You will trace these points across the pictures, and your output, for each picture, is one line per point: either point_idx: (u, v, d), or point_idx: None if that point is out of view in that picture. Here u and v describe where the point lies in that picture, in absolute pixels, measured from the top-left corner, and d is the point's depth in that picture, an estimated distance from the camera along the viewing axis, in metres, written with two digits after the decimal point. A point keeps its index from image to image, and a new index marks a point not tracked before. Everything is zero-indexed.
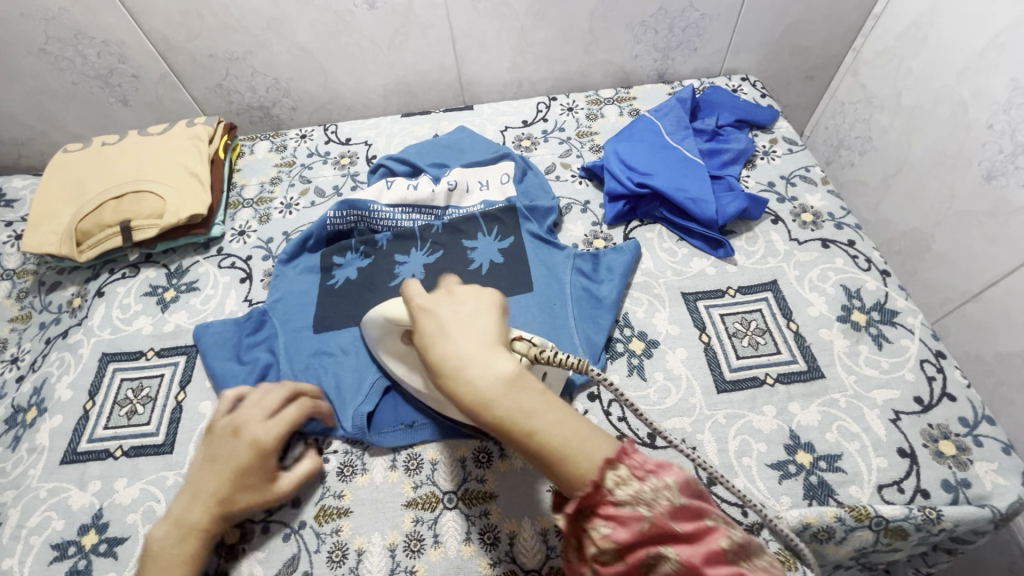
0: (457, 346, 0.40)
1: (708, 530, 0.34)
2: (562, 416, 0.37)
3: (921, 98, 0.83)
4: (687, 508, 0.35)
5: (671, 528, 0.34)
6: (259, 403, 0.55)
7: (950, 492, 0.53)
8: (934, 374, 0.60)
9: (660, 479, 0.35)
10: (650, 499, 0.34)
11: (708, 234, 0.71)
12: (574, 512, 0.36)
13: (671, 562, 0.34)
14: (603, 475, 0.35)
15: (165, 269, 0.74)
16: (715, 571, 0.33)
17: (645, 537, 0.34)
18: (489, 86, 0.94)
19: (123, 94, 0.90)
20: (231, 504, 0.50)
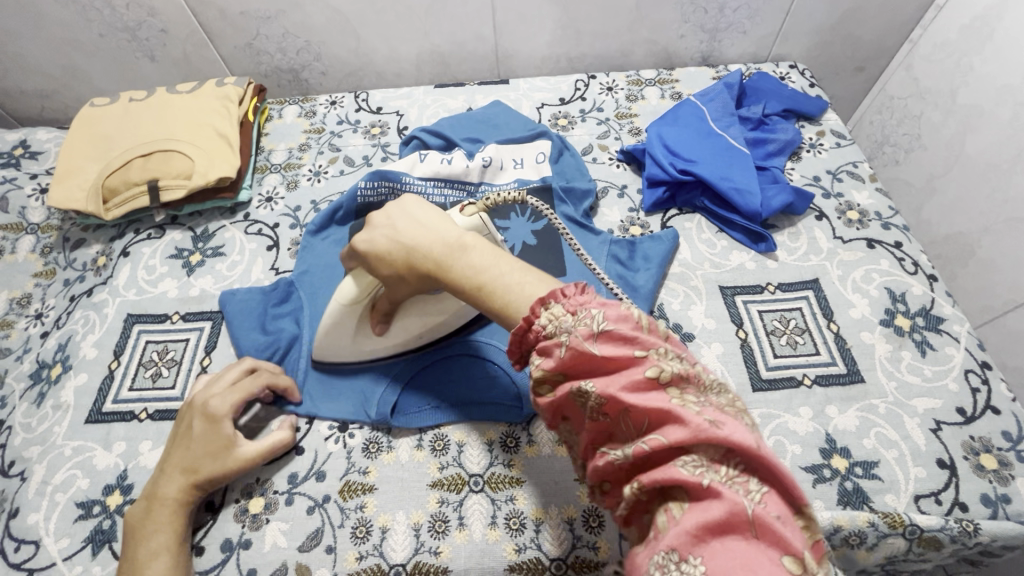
0: (411, 236, 0.46)
1: (634, 360, 0.33)
2: (490, 254, 0.44)
3: (981, 97, 0.79)
4: (611, 334, 0.34)
5: (588, 351, 0.34)
6: (214, 380, 0.57)
7: (989, 507, 0.51)
8: (979, 385, 0.58)
9: (585, 309, 0.36)
10: (569, 328, 0.35)
11: (750, 227, 0.69)
12: (519, 345, 0.40)
13: (593, 392, 0.34)
14: (536, 316, 0.37)
15: (191, 232, 0.73)
16: (635, 394, 0.32)
17: (569, 364, 0.35)
18: (526, 60, 0.91)
19: (150, 50, 0.88)
20: (194, 473, 0.51)
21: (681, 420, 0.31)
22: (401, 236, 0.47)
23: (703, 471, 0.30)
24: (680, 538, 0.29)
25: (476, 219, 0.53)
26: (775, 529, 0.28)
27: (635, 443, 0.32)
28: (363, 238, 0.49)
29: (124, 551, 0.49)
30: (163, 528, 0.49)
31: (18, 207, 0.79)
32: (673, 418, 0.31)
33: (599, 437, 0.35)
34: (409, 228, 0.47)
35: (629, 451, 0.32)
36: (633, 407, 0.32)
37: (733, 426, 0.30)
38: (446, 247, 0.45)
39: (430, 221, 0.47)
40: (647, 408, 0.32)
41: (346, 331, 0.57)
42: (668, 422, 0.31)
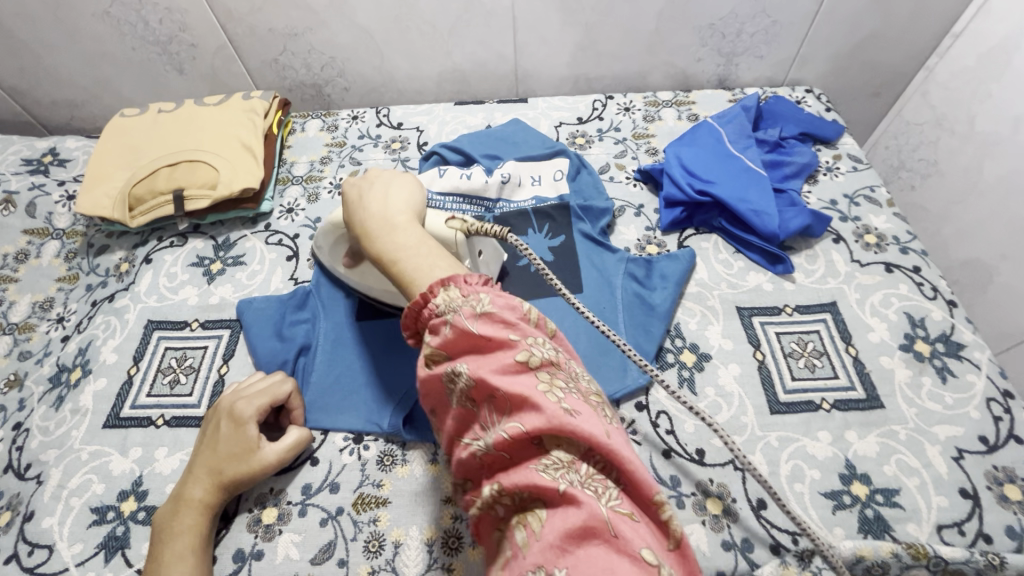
0: (369, 206, 0.49)
1: (506, 345, 0.35)
2: (418, 244, 0.44)
3: (998, 124, 0.79)
4: (493, 318, 0.36)
5: (471, 330, 0.35)
6: (243, 386, 0.58)
7: (1015, 540, 0.50)
8: (1002, 414, 0.57)
9: (476, 293, 0.38)
10: (458, 307, 0.37)
11: (767, 248, 0.69)
12: (412, 320, 0.40)
13: (464, 375, 0.35)
14: (433, 291, 0.39)
15: (213, 241, 0.74)
16: (506, 380, 0.34)
17: (455, 343, 0.36)
18: (544, 80, 0.93)
19: (180, 63, 0.90)
20: (219, 476, 0.52)
21: (541, 410, 0.32)
22: (368, 202, 0.49)
23: (563, 471, 0.32)
24: (544, 552, 0.30)
25: (454, 234, 0.52)
26: (615, 529, 0.30)
27: (495, 430, 0.33)
28: (354, 179, 0.52)
29: (149, 553, 0.50)
30: (188, 529, 0.50)
31: (45, 213, 0.81)
32: (533, 407, 0.32)
33: (463, 424, 0.36)
34: (375, 193, 0.50)
35: (490, 438, 0.33)
36: (497, 393, 0.33)
37: (585, 416, 0.32)
38: (383, 221, 0.47)
39: (391, 201, 0.49)
40: (510, 394, 0.33)
41: (326, 242, 0.60)
42: (528, 410, 0.33)
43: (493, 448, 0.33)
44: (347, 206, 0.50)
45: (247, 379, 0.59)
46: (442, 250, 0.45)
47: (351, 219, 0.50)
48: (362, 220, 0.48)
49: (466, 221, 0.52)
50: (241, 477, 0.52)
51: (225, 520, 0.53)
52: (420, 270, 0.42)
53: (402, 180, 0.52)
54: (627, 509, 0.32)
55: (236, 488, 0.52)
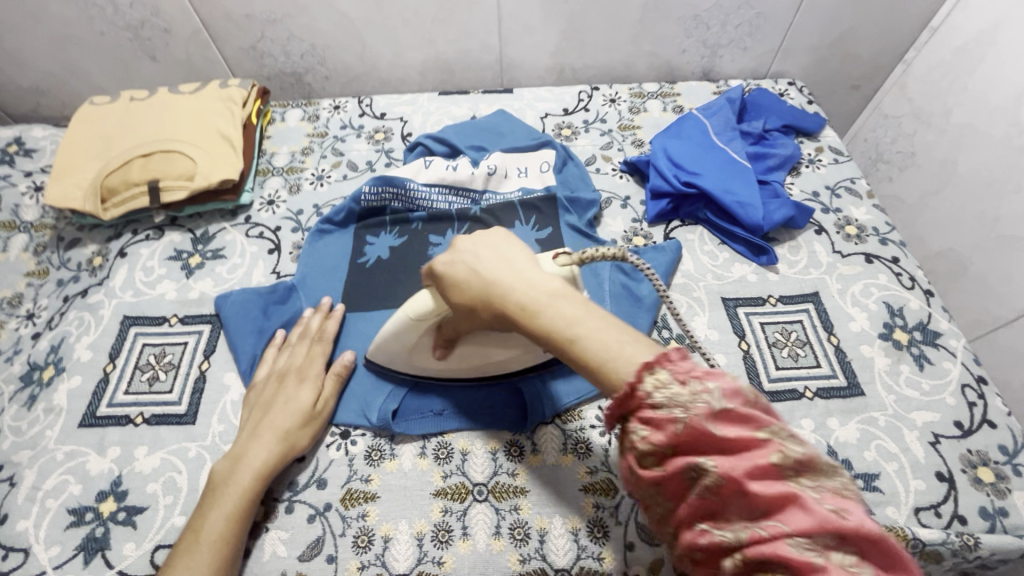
0: (491, 273, 0.43)
1: (760, 441, 0.32)
2: (603, 327, 0.38)
3: (972, 118, 0.81)
4: (730, 413, 0.33)
5: (709, 431, 0.32)
6: (291, 351, 0.60)
7: (987, 520, 0.52)
8: (975, 399, 0.59)
9: (696, 378, 0.34)
10: (687, 402, 0.33)
11: (751, 240, 0.70)
12: (614, 411, 0.37)
13: (712, 474, 0.32)
14: (637, 380, 0.35)
15: (191, 234, 0.72)
16: (760, 476, 0.31)
17: (682, 438, 0.33)
18: (529, 70, 0.92)
19: (152, 49, 0.87)
20: (287, 437, 0.53)
21: (806, 507, 0.30)
22: (480, 268, 0.43)
23: (813, 553, 0.29)
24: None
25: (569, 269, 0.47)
26: None
27: (748, 527, 0.31)
28: (442, 260, 0.46)
29: (192, 526, 0.49)
30: (229, 500, 0.49)
31: (11, 205, 0.77)
32: (798, 504, 0.30)
33: (704, 512, 0.33)
34: (483, 265, 0.44)
35: (742, 534, 0.31)
36: (756, 492, 0.31)
37: (858, 515, 0.30)
38: (525, 288, 0.41)
39: (503, 269, 0.43)
40: (770, 494, 0.31)
41: (403, 342, 0.54)
42: (789, 508, 0.30)
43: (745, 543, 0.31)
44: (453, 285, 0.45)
45: (289, 340, 0.61)
46: (612, 317, 0.40)
47: (479, 299, 0.43)
48: (509, 303, 0.41)
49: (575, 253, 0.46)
50: (286, 454, 0.53)
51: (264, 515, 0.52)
52: (616, 349, 0.37)
53: (497, 239, 0.46)
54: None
55: (279, 464, 0.52)
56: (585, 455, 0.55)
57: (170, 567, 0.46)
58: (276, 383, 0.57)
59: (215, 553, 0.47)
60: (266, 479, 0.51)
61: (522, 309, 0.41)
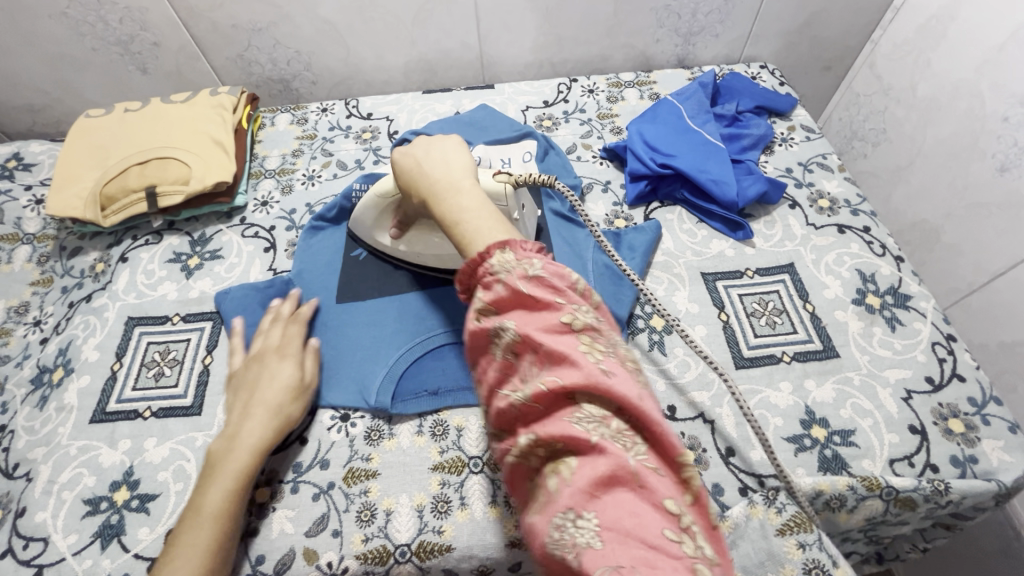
0: (428, 170, 0.48)
1: (555, 308, 0.36)
2: (488, 218, 0.42)
3: (937, 91, 0.83)
4: (541, 281, 0.37)
5: (521, 292, 0.36)
6: (266, 334, 0.62)
7: (958, 467, 0.55)
8: (945, 356, 0.62)
9: (529, 258, 0.38)
10: (511, 268, 0.37)
11: (728, 217, 0.72)
12: (466, 279, 0.40)
13: (510, 333, 0.35)
14: (486, 254, 0.39)
15: (188, 237, 0.75)
16: (551, 336, 0.34)
17: (505, 300, 0.36)
18: (510, 66, 0.95)
19: (143, 63, 0.90)
20: (279, 414, 0.55)
21: (579, 367, 0.33)
22: (422, 164, 0.49)
23: (594, 427, 0.32)
24: (577, 498, 0.31)
25: (501, 185, 0.57)
26: (649, 482, 0.32)
27: (534, 382, 0.34)
28: (401, 152, 0.52)
29: (189, 504, 0.50)
30: (227, 475, 0.51)
31: (13, 218, 0.80)
32: (571, 364, 0.33)
33: (500, 380, 0.35)
34: (421, 153, 0.50)
35: (528, 392, 0.33)
36: (543, 349, 0.34)
37: (624, 381, 0.33)
38: (447, 172, 0.48)
39: (436, 162, 0.49)
40: (557, 352, 0.34)
41: (368, 217, 0.65)
42: (566, 369, 0.34)
43: (529, 399, 0.33)
44: (399, 175, 0.51)
45: (261, 326, 0.63)
46: (495, 210, 0.44)
47: (411, 185, 0.50)
48: (424, 184, 0.48)
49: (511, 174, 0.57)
50: (282, 429, 0.55)
51: (268, 488, 0.55)
52: (479, 226, 0.41)
53: (447, 144, 0.51)
54: (655, 465, 0.33)
55: (274, 439, 0.54)
56: None
57: (173, 541, 0.48)
58: (257, 364, 0.59)
59: (217, 526, 0.49)
60: (262, 453, 0.53)
61: (427, 191, 0.47)
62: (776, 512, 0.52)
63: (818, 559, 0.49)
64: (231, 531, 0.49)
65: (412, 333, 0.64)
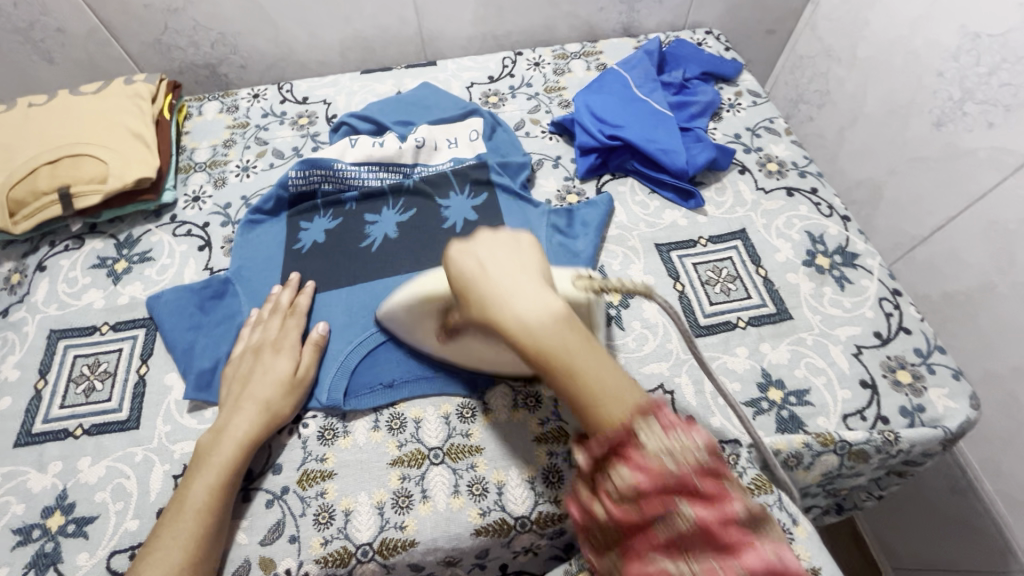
0: (496, 275, 0.42)
1: (701, 456, 0.36)
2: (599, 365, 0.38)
3: (875, 50, 0.84)
4: (684, 440, 0.37)
5: (679, 475, 0.35)
6: (265, 323, 0.60)
7: (907, 417, 0.56)
8: (892, 310, 0.63)
9: (677, 434, 0.36)
10: (666, 456, 0.35)
11: (679, 185, 0.72)
12: (592, 467, 0.37)
13: (656, 489, 0.35)
14: (630, 425, 0.36)
15: (114, 239, 0.70)
16: (705, 481, 0.36)
17: (633, 446, 0.35)
18: (451, 41, 0.91)
19: (47, 52, 0.82)
20: (270, 410, 0.53)
21: (723, 506, 0.35)
22: (493, 272, 0.42)
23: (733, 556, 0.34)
24: None
25: (581, 295, 0.47)
26: None
27: (678, 522, 0.35)
28: (458, 248, 0.44)
29: (173, 499, 0.49)
30: (211, 470, 0.50)
31: None
32: (718, 504, 0.35)
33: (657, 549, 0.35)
34: (482, 269, 0.42)
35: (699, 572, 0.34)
36: (697, 494, 0.35)
37: (752, 507, 0.37)
38: (527, 277, 0.41)
39: (507, 263, 0.42)
40: (704, 500, 0.35)
41: (411, 323, 0.56)
42: (713, 507, 0.35)
43: (674, 534, 0.35)
44: (462, 283, 0.43)
45: (259, 316, 0.61)
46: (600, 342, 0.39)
47: (468, 291, 0.42)
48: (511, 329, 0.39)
49: (594, 278, 0.46)
50: (271, 424, 0.53)
51: (251, 480, 0.53)
52: (606, 380, 0.37)
53: (511, 236, 0.45)
54: None
55: (262, 436, 0.53)
56: (535, 407, 0.57)
57: (156, 533, 0.47)
58: (254, 356, 0.57)
59: (196, 520, 0.47)
60: (250, 450, 0.52)
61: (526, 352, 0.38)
62: (738, 475, 0.53)
63: (777, 518, 0.51)
64: (215, 530, 0.48)
65: (363, 325, 0.62)
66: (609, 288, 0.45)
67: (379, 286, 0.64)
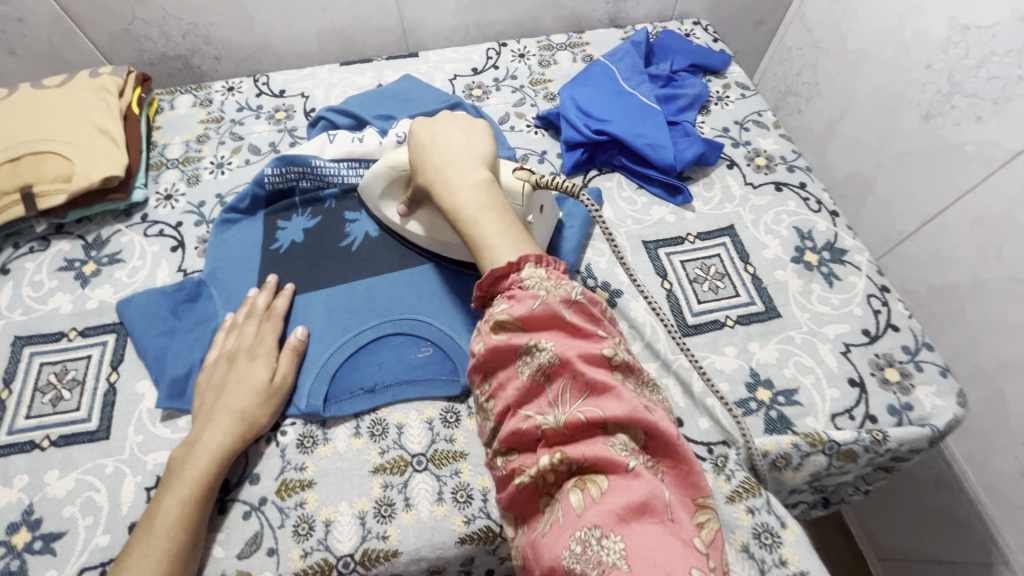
0: (438, 145, 0.54)
1: (594, 336, 0.41)
2: (498, 224, 0.47)
3: (864, 41, 0.83)
4: (580, 310, 0.41)
5: (561, 316, 0.41)
6: (240, 329, 0.58)
7: (895, 415, 0.56)
8: (880, 307, 0.62)
9: (562, 282, 0.43)
10: (546, 288, 0.42)
11: (667, 181, 0.70)
12: (484, 292, 0.45)
13: (547, 352, 0.39)
14: (519, 262, 0.44)
15: (81, 240, 0.67)
16: (595, 379, 0.38)
17: (536, 317, 0.41)
18: (434, 32, 0.88)
19: (8, 43, 0.78)
20: (244, 419, 0.52)
21: (619, 397, 0.38)
22: (438, 146, 0.53)
23: (627, 453, 0.36)
24: (605, 519, 0.34)
25: (520, 183, 0.53)
26: (676, 514, 0.35)
27: (568, 409, 0.38)
28: (420, 126, 0.56)
29: (144, 515, 0.48)
30: (184, 484, 0.48)
31: None
32: (611, 392, 0.38)
33: (524, 400, 0.40)
34: (433, 137, 0.55)
35: (561, 416, 0.38)
36: (579, 375, 0.38)
37: (661, 416, 0.38)
38: (465, 157, 0.52)
39: (450, 149, 0.53)
40: (591, 380, 0.38)
41: (379, 186, 0.61)
42: (604, 394, 0.38)
43: (561, 424, 0.38)
44: (417, 150, 0.55)
45: (234, 321, 0.59)
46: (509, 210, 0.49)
47: (417, 160, 0.54)
48: (433, 179, 0.52)
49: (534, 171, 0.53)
50: (247, 434, 0.52)
51: (229, 490, 0.52)
52: (495, 235, 0.46)
53: (468, 124, 0.56)
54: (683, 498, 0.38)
55: (237, 446, 0.51)
56: None
57: (127, 551, 0.45)
58: (228, 364, 0.55)
59: (169, 537, 0.46)
60: (224, 462, 0.50)
61: (435, 190, 0.52)
62: (725, 479, 0.52)
63: (767, 522, 0.50)
64: (189, 546, 0.46)
65: (342, 328, 0.60)
66: (542, 181, 0.52)
67: (359, 287, 0.63)
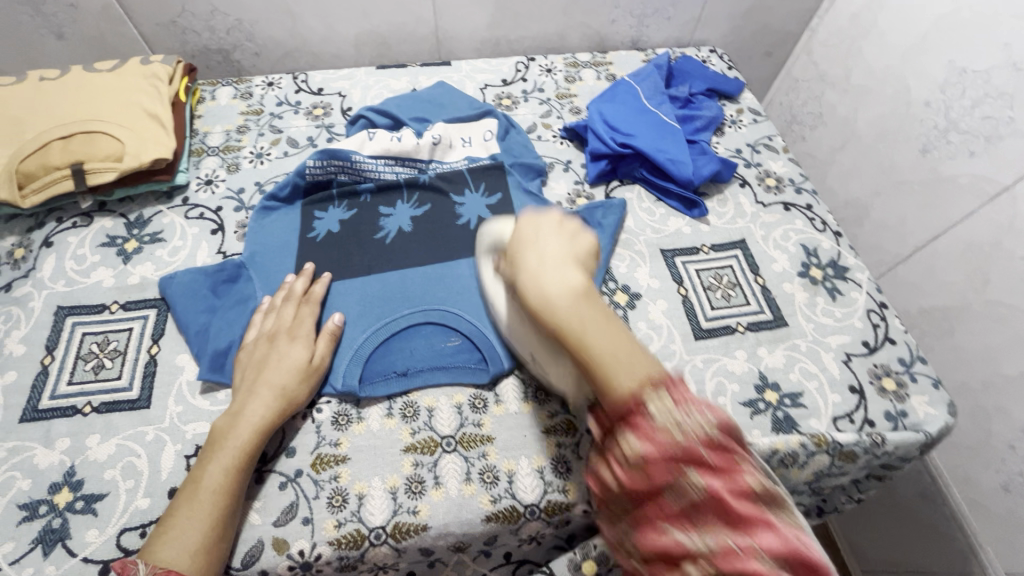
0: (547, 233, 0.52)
1: (737, 469, 0.39)
2: (613, 337, 0.44)
3: (868, 78, 0.89)
4: (715, 442, 0.40)
5: (700, 453, 0.39)
6: (279, 312, 0.60)
7: (891, 421, 0.60)
8: (878, 321, 0.67)
9: (692, 407, 0.41)
10: (685, 424, 0.40)
11: (684, 195, 0.75)
12: (613, 421, 0.42)
13: (696, 486, 0.38)
14: (648, 394, 0.41)
15: (124, 219, 0.69)
16: (714, 455, 0.39)
17: (676, 458, 0.39)
18: (465, 43, 0.93)
19: (58, 26, 0.81)
20: (285, 395, 0.54)
21: (770, 529, 0.37)
22: (545, 245, 0.51)
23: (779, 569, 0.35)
24: None
25: None
26: None
27: (713, 544, 0.37)
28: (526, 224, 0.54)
29: (187, 481, 0.50)
30: (226, 453, 0.50)
31: None
32: (766, 526, 0.37)
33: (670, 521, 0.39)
34: (532, 240, 0.52)
35: (712, 542, 0.37)
36: (730, 509, 0.37)
37: (807, 541, 0.38)
38: (567, 258, 0.50)
39: (550, 253, 0.51)
40: (744, 515, 0.37)
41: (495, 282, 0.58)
42: (758, 529, 0.37)
43: (710, 555, 0.36)
44: (518, 243, 0.52)
45: (272, 303, 0.62)
46: (615, 319, 0.47)
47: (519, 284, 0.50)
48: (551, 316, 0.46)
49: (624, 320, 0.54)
50: (286, 410, 0.54)
51: (266, 462, 0.54)
52: (614, 348, 0.44)
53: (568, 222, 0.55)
54: None
55: (276, 421, 0.53)
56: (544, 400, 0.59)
57: (171, 513, 0.47)
58: (268, 343, 0.58)
59: (213, 503, 0.48)
60: (264, 434, 0.52)
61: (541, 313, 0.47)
62: None
63: None
64: (230, 512, 0.48)
65: (377, 315, 0.63)
66: None
67: (392, 278, 0.66)
